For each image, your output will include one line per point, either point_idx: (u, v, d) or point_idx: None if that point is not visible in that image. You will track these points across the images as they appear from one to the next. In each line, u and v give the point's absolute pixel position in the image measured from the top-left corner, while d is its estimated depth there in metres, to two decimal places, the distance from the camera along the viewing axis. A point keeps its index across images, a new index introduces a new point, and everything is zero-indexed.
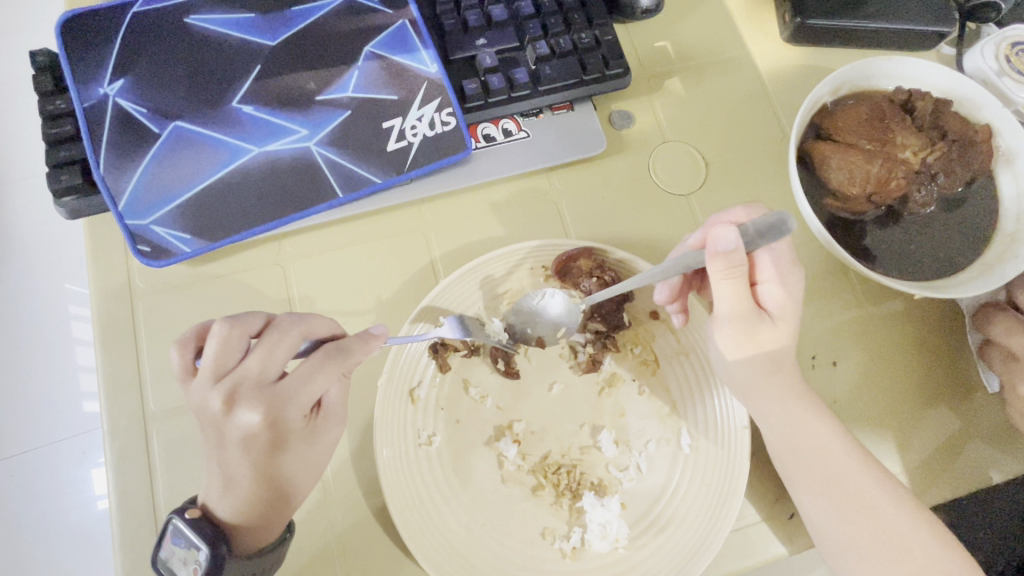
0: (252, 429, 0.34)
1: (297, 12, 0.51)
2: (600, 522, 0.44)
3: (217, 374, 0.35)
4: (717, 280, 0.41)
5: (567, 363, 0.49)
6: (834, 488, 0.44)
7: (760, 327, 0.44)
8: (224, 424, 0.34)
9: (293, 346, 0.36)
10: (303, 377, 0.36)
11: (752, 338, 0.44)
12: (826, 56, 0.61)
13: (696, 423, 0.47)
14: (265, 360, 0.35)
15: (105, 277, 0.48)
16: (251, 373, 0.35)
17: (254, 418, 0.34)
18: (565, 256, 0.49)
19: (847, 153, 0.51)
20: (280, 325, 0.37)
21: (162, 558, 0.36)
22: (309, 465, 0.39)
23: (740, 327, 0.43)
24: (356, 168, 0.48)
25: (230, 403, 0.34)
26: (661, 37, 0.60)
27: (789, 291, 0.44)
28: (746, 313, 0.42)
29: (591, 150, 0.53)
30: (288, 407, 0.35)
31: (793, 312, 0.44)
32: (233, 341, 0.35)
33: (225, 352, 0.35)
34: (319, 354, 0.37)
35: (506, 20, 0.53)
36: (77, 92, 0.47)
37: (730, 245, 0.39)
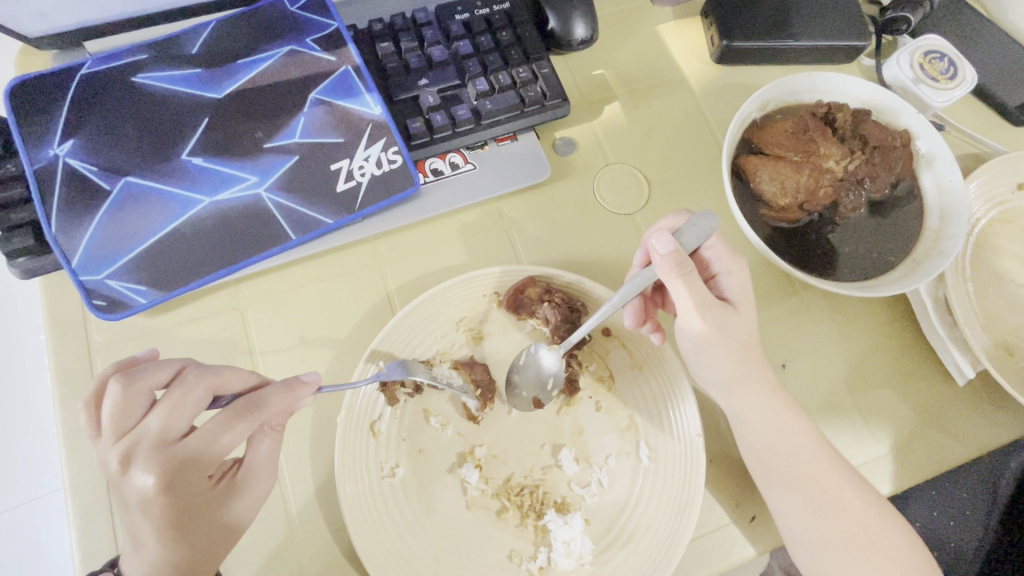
0: (149, 491, 0.34)
1: (243, 64, 0.53)
2: (565, 541, 0.45)
3: (116, 434, 0.35)
4: (674, 285, 0.43)
5: (524, 395, 0.49)
6: (790, 487, 0.45)
7: (730, 316, 0.45)
8: (120, 485, 0.34)
9: (199, 399, 0.36)
10: (207, 434, 0.36)
11: (724, 327, 0.45)
12: (756, 73, 0.64)
13: (652, 435, 0.49)
14: (168, 417, 0.35)
15: (63, 334, 0.48)
16: (152, 430, 0.35)
17: (150, 479, 0.34)
18: (514, 289, 0.51)
19: (776, 165, 0.53)
20: (187, 378, 0.37)
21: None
22: (222, 527, 0.37)
23: (710, 320, 0.44)
24: (307, 211, 0.50)
25: (126, 462, 0.34)
26: (598, 65, 0.63)
27: (741, 278, 0.47)
28: (709, 306, 0.44)
29: (536, 176, 0.56)
30: (187, 466, 0.35)
31: (749, 296, 0.47)
32: (130, 397, 0.35)
33: (124, 409, 0.35)
34: (228, 410, 0.37)
35: (446, 61, 0.55)
36: (28, 155, 0.48)
37: (668, 246, 0.42)
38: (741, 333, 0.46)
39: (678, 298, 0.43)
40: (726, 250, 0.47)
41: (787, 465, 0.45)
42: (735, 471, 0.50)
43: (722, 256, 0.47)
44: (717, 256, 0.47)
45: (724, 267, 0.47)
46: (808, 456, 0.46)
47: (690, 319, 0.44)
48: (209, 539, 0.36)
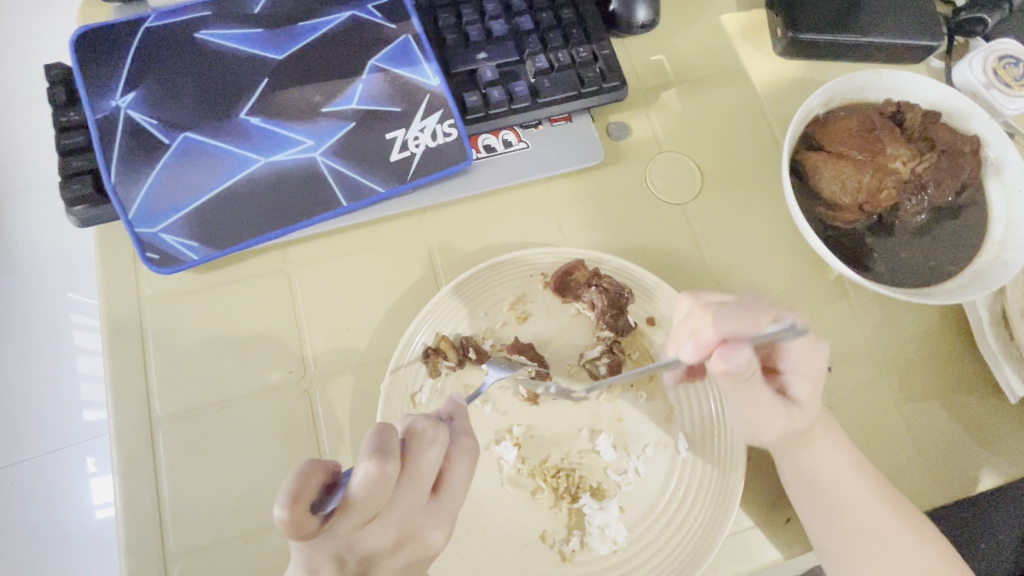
0: (422, 551, 0.35)
1: (304, 27, 0.52)
2: (599, 525, 0.45)
3: (376, 514, 0.32)
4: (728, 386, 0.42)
5: (569, 368, 0.50)
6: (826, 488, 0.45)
7: (789, 420, 0.43)
8: (393, 556, 0.33)
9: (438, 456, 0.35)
10: (457, 482, 0.37)
11: (783, 428, 0.44)
12: (818, 69, 0.63)
13: (692, 429, 0.48)
14: (424, 478, 0.34)
15: (113, 284, 0.49)
16: (413, 500, 0.34)
17: (423, 540, 0.35)
18: (561, 271, 0.50)
19: (837, 163, 0.52)
20: (425, 437, 0.35)
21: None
22: None
23: (764, 416, 0.43)
24: (359, 178, 0.50)
25: (403, 535, 0.34)
26: (657, 51, 0.61)
27: (815, 380, 0.43)
28: (769, 414, 0.43)
29: (589, 159, 0.55)
30: (441, 520, 0.36)
31: (819, 397, 0.44)
32: (391, 478, 0.32)
33: (387, 491, 0.32)
34: (461, 456, 0.37)
35: (506, 35, 0.54)
36: (90, 104, 0.48)
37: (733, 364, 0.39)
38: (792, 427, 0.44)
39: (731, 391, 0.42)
40: (812, 346, 0.42)
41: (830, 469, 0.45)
42: (770, 470, 0.50)
43: (806, 371, 0.43)
44: (795, 356, 0.42)
45: (799, 369, 0.43)
46: (842, 460, 0.46)
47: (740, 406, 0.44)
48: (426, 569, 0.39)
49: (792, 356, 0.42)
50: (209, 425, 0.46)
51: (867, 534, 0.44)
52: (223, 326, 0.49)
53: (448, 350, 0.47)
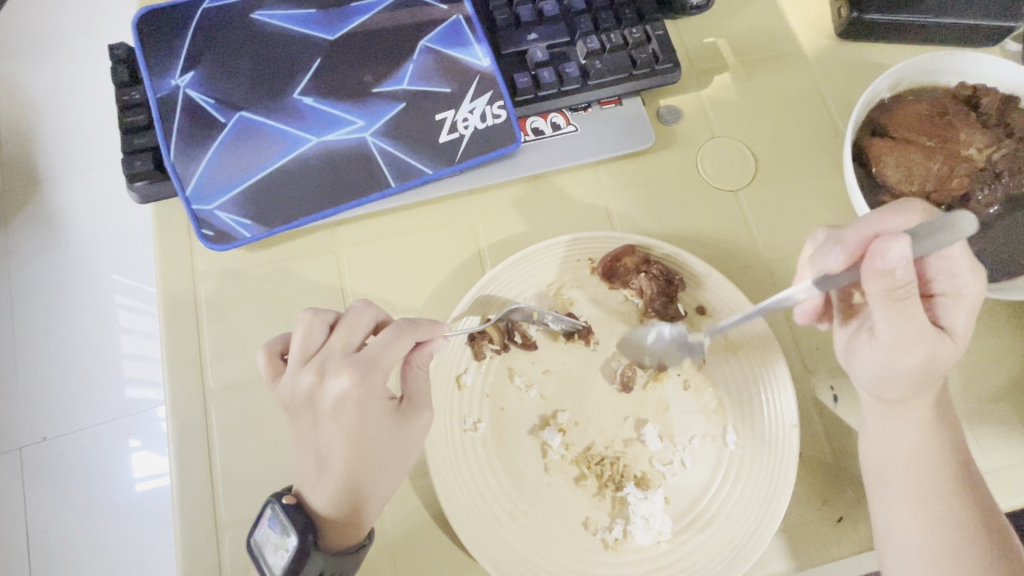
0: (342, 393, 0.38)
1: (356, 8, 0.53)
2: (644, 516, 0.44)
3: (303, 357, 0.40)
4: (878, 302, 0.37)
5: (615, 355, 0.49)
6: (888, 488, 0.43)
7: (943, 351, 0.39)
8: (318, 394, 0.39)
9: (365, 322, 0.41)
10: (380, 344, 0.40)
11: (932, 357, 0.39)
12: (882, 52, 0.60)
13: (743, 421, 0.47)
14: (348, 334, 0.40)
15: (170, 259, 0.50)
16: (331, 347, 0.40)
17: (342, 382, 0.38)
18: (610, 257, 0.49)
19: (904, 149, 0.49)
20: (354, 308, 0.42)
21: (256, 540, 0.39)
22: (398, 453, 0.40)
23: (916, 352, 0.39)
24: (408, 159, 0.50)
25: (319, 375, 0.39)
26: (710, 33, 0.59)
27: (967, 306, 0.41)
28: (920, 339, 0.38)
29: (639, 144, 0.53)
30: (372, 372, 0.39)
31: (970, 327, 0.41)
32: (314, 324, 0.40)
33: (310, 337, 0.40)
34: (395, 327, 0.41)
35: (557, 16, 0.53)
36: (151, 83, 0.49)
37: (902, 261, 0.34)
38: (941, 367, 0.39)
39: (879, 314, 0.38)
40: (970, 262, 0.40)
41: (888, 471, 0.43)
42: (821, 467, 0.48)
43: (960, 277, 0.41)
44: (949, 269, 0.41)
45: (950, 286, 0.41)
46: (926, 462, 0.42)
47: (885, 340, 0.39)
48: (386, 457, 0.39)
49: (949, 268, 0.41)
50: (260, 398, 0.47)
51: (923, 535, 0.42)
52: (273, 303, 0.50)
53: (494, 334, 0.47)
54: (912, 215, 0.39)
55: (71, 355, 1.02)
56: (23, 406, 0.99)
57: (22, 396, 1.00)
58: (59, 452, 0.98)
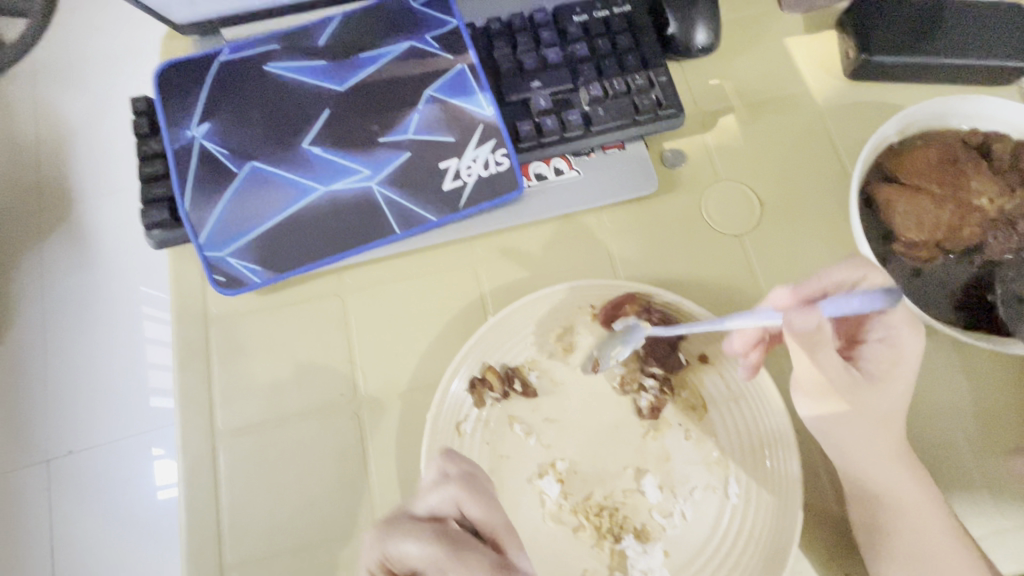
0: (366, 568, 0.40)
1: (365, 58, 0.54)
2: (643, 569, 0.44)
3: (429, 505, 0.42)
4: (796, 355, 0.42)
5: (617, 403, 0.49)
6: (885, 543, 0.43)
7: (859, 392, 0.43)
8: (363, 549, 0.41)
9: (443, 501, 0.41)
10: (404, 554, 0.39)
11: (852, 403, 0.43)
12: (892, 91, 0.59)
13: (745, 474, 0.46)
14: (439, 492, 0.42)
15: (184, 302, 0.52)
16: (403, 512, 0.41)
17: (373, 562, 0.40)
18: (611, 304, 0.50)
19: (914, 197, 0.48)
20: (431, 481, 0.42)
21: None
22: None
23: (836, 399, 0.43)
24: (412, 206, 0.51)
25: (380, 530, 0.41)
26: (716, 75, 0.60)
27: (895, 355, 0.44)
28: (841, 384, 0.43)
29: (641, 190, 0.54)
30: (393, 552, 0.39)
31: (904, 371, 0.44)
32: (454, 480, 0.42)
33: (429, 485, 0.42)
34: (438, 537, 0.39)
35: (561, 64, 0.54)
36: (170, 134, 0.52)
37: (811, 321, 0.39)
38: (870, 408, 0.43)
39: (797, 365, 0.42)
40: (906, 318, 0.44)
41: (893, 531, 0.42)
42: (827, 521, 0.47)
43: (898, 330, 0.44)
44: (886, 322, 0.44)
45: (883, 333, 0.44)
46: (907, 510, 0.44)
47: (808, 386, 0.44)
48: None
49: (885, 321, 0.44)
50: (266, 440, 0.49)
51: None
52: (281, 346, 0.51)
53: (493, 381, 0.48)
54: (850, 269, 0.43)
55: (96, 372, 1.05)
56: (49, 424, 1.03)
57: (49, 414, 1.03)
58: (82, 466, 1.01)
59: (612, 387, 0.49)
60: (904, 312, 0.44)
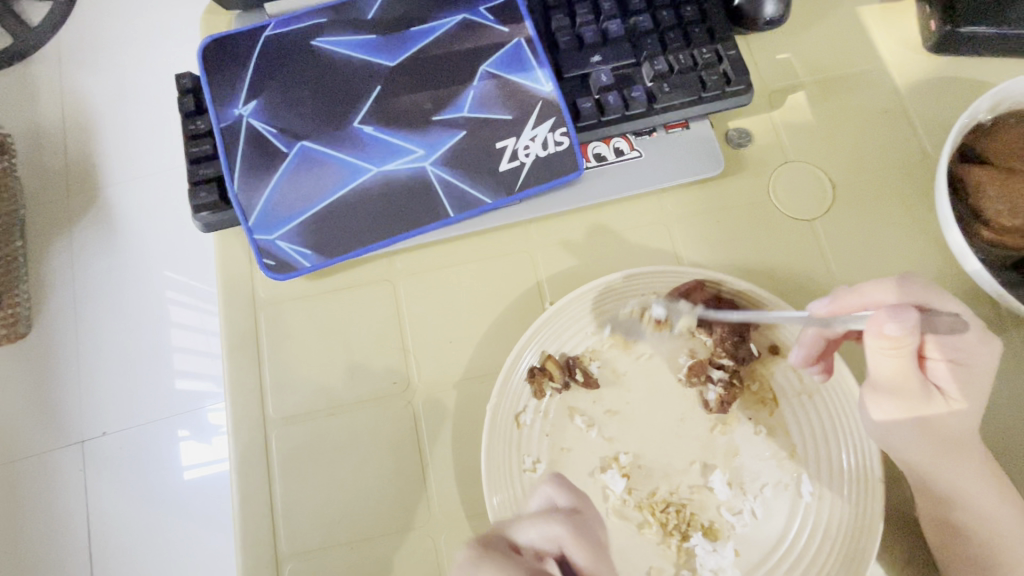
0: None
1: (416, 32, 0.52)
2: (713, 568, 0.42)
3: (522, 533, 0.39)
4: (876, 357, 0.38)
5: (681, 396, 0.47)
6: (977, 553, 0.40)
7: (930, 410, 0.39)
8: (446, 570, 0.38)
9: (544, 537, 0.37)
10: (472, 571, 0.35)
11: (923, 420, 0.39)
12: (976, 66, 0.55)
13: (820, 472, 0.44)
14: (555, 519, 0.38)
15: (232, 287, 0.51)
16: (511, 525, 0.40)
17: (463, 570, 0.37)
18: (677, 292, 0.47)
19: (1008, 178, 0.45)
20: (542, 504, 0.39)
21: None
22: None
23: (909, 413, 0.39)
24: (467, 188, 0.49)
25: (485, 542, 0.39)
26: (784, 49, 0.56)
27: (973, 375, 0.39)
28: (914, 396, 0.39)
29: (707, 171, 0.51)
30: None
31: (980, 392, 0.40)
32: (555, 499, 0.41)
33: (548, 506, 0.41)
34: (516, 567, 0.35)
35: (622, 37, 0.51)
36: (216, 112, 0.50)
37: (904, 327, 0.36)
38: (941, 428, 0.40)
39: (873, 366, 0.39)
40: (981, 334, 0.39)
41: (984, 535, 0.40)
42: (904, 522, 0.45)
43: (970, 346, 0.39)
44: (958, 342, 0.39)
45: (957, 356, 0.39)
46: (1004, 519, 0.40)
47: (879, 394, 0.40)
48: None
49: (957, 341, 0.39)
50: (319, 429, 0.47)
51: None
52: (331, 333, 0.50)
53: (554, 371, 0.45)
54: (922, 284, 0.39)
55: (129, 355, 1.05)
56: (85, 406, 1.04)
57: (85, 396, 1.04)
58: (118, 448, 1.02)
59: (677, 380, 0.47)
60: (974, 322, 0.39)
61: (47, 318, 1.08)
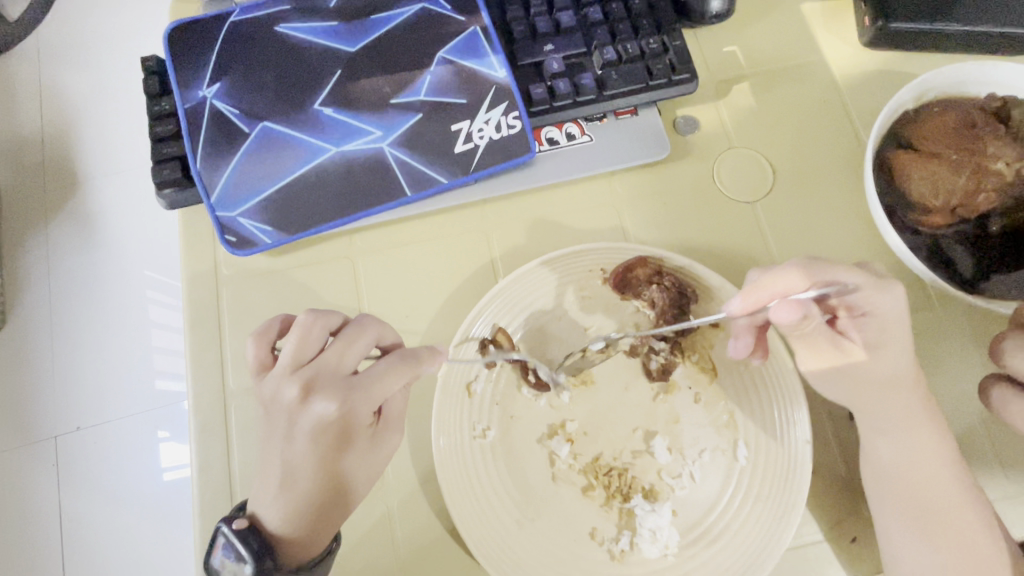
0: (324, 417, 0.38)
1: (377, 20, 0.54)
2: (651, 528, 0.44)
3: (295, 365, 0.40)
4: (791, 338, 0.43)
5: (626, 367, 0.49)
6: (895, 506, 0.42)
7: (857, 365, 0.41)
8: (298, 411, 0.39)
9: (369, 339, 0.41)
10: (375, 374, 0.40)
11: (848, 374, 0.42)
12: (909, 61, 0.58)
13: (754, 437, 0.46)
14: (341, 354, 0.40)
15: (195, 263, 0.52)
16: (330, 360, 0.40)
17: (325, 408, 0.38)
18: (622, 267, 0.49)
19: (929, 162, 0.48)
20: (356, 325, 0.41)
21: (216, 568, 0.39)
22: (376, 470, 0.43)
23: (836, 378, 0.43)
24: (424, 168, 0.51)
25: (305, 390, 0.39)
26: (730, 42, 0.59)
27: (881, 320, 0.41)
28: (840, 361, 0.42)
29: (654, 155, 0.53)
30: (359, 406, 0.39)
31: (899, 328, 0.41)
32: (313, 332, 0.41)
33: (308, 340, 0.41)
34: (395, 355, 0.41)
35: (574, 27, 0.54)
36: (181, 94, 0.51)
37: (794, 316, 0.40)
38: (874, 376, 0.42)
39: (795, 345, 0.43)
40: (873, 283, 0.41)
41: (900, 498, 0.42)
42: (835, 485, 0.47)
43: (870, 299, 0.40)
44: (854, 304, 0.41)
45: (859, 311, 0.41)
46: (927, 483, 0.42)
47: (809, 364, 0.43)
48: (360, 482, 0.41)
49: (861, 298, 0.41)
50: None
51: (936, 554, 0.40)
52: (291, 308, 0.51)
53: (504, 341, 0.48)
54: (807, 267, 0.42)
55: (103, 348, 1.06)
56: (57, 396, 1.04)
57: (57, 386, 1.04)
58: (89, 442, 1.02)
59: (621, 351, 0.49)
60: (867, 278, 0.41)
61: (20, 310, 1.08)
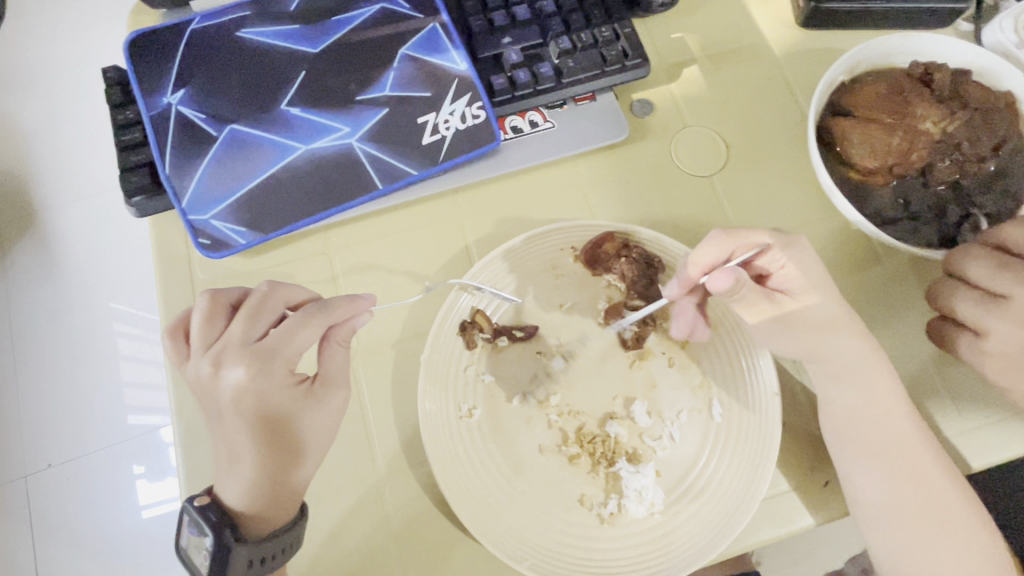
0: (238, 384, 0.39)
1: (338, 21, 0.55)
2: (636, 489, 0.46)
3: (205, 344, 0.41)
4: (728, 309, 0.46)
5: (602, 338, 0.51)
6: (855, 444, 0.45)
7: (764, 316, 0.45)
8: (214, 385, 0.40)
9: (273, 303, 0.42)
10: (285, 332, 0.41)
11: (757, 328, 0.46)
12: (842, 38, 0.62)
13: (727, 394, 0.49)
14: (247, 323, 0.41)
15: (169, 269, 0.52)
16: (234, 331, 0.41)
17: (236, 373, 0.39)
18: (592, 244, 0.52)
19: (866, 127, 0.52)
20: (258, 292, 0.42)
21: (183, 546, 0.42)
22: (324, 429, 0.43)
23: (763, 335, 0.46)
24: (394, 161, 0.52)
25: (216, 364, 0.40)
26: (678, 29, 0.62)
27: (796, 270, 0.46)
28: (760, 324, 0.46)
29: (613, 136, 0.56)
30: (273, 363, 0.40)
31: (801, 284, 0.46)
32: (215, 310, 0.42)
33: (210, 319, 0.41)
34: (302, 311, 0.42)
35: (529, 20, 0.56)
36: (145, 102, 0.52)
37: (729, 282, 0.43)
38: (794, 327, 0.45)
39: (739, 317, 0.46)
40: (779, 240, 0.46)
41: (860, 440, 0.45)
42: (805, 434, 0.50)
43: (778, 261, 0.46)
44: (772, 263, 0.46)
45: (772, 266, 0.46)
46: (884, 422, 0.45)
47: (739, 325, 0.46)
48: (304, 441, 0.42)
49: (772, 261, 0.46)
50: None
51: (890, 486, 0.44)
52: None
53: (483, 322, 0.49)
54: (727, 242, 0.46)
55: (71, 380, 1.03)
56: (27, 430, 1.01)
57: (26, 420, 1.01)
58: (61, 478, 0.98)
59: (597, 323, 0.51)
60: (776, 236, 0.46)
61: None
